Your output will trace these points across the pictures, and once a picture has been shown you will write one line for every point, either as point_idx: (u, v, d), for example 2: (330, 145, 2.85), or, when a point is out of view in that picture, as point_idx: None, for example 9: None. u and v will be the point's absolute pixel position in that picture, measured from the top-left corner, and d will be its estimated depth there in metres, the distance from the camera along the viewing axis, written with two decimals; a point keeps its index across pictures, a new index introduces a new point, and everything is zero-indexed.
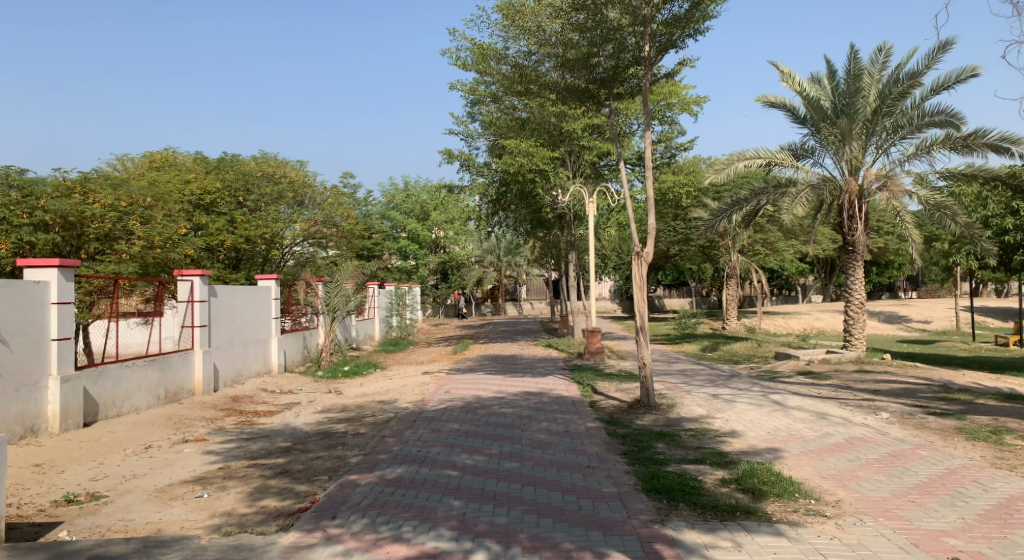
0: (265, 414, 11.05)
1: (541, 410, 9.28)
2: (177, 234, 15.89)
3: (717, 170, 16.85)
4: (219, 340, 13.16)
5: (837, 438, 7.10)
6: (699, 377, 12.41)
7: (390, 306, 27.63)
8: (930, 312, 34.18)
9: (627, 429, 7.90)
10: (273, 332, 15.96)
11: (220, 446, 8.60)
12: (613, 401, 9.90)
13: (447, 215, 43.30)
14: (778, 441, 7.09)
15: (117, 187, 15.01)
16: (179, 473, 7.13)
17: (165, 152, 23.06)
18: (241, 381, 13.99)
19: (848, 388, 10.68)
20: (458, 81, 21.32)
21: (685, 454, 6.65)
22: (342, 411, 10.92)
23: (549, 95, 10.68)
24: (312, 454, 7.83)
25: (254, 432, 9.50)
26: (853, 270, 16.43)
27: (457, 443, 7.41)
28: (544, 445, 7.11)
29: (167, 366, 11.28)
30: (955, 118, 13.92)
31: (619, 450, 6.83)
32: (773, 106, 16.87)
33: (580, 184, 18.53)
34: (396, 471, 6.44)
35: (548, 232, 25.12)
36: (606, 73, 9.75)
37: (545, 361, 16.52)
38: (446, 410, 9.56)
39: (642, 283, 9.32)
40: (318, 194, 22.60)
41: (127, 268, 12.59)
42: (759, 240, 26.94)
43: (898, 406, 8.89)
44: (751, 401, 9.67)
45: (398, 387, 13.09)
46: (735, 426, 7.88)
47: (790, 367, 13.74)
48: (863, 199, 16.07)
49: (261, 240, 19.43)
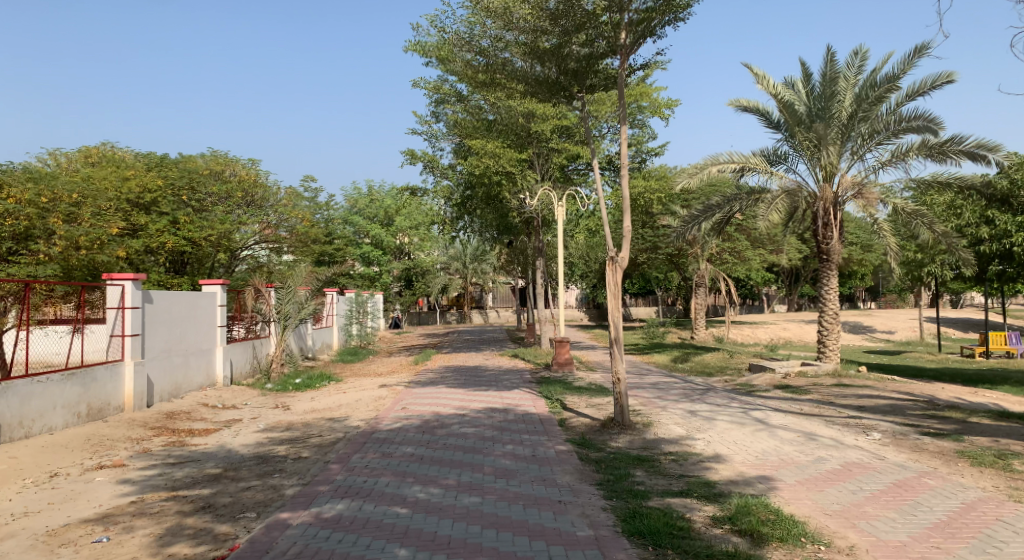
0: (200, 433, 9.93)
1: (506, 429, 8.44)
2: (107, 234, 14.87)
3: (689, 175, 16.34)
4: (154, 349, 11.95)
5: (831, 465, 6.44)
6: (674, 391, 11.72)
7: (349, 313, 26.46)
8: (893, 322, 34.50)
9: (602, 452, 7.11)
10: (218, 341, 14.78)
11: (140, 472, 7.45)
12: (585, 419, 9.10)
13: (412, 220, 42.05)
14: (768, 467, 6.40)
15: (38, 183, 14.62)
16: (80, 509, 6.03)
17: (103, 147, 21.60)
18: (179, 394, 12.79)
19: (831, 404, 10.11)
20: (422, 78, 20.44)
21: (668, 484, 5.88)
22: (286, 430, 9.87)
23: (517, 87, 10.00)
24: (244, 485, 6.81)
25: (183, 455, 8.40)
26: (827, 279, 16.04)
27: (409, 472, 6.50)
28: (508, 475, 6.25)
29: (92, 380, 10.02)
30: (933, 123, 13.71)
31: (593, 480, 6.01)
32: (746, 110, 16.46)
33: (549, 187, 17.83)
34: (336, 508, 5.51)
35: (515, 238, 24.41)
36: (579, 65, 9.16)
37: (512, 372, 15.68)
38: (401, 430, 8.64)
39: (616, 291, 8.58)
40: (272, 195, 21.48)
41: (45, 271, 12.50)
42: (727, 249, 26.56)
43: (888, 425, 8.33)
44: (732, 419, 8.98)
45: (351, 402, 12.09)
46: (719, 450, 7.17)
47: (766, 381, 13.15)
48: (837, 206, 15.70)
49: (209, 243, 18.27)
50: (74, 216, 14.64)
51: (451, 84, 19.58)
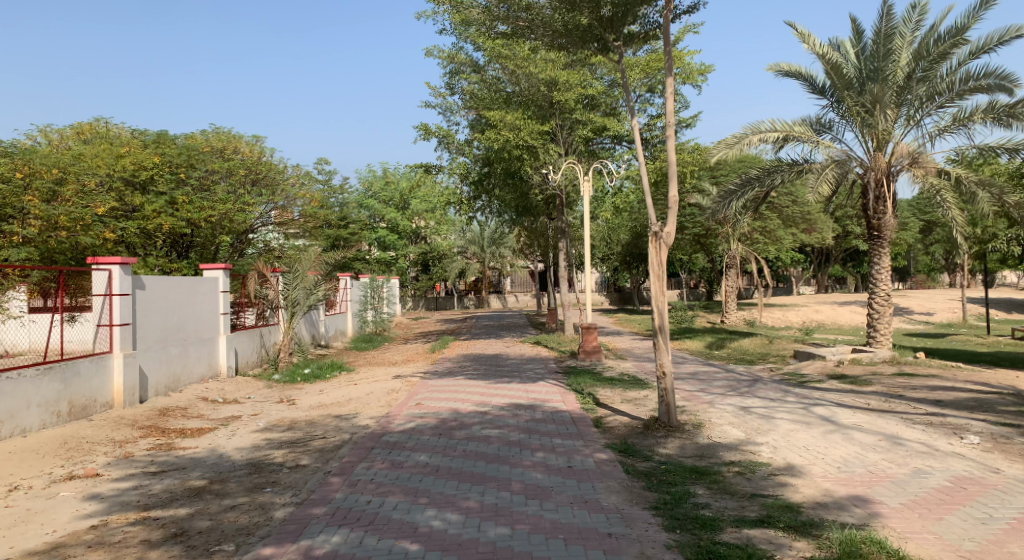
0: (193, 433, 8.96)
1: (534, 432, 7.31)
2: (92, 213, 14.71)
3: (726, 147, 14.93)
4: (149, 339, 11.02)
5: (937, 479, 5.22)
6: (717, 383, 10.52)
7: (363, 298, 25.48)
8: (931, 304, 32.75)
9: (651, 463, 5.97)
10: (221, 330, 13.85)
11: (113, 485, 6.44)
12: (623, 419, 7.94)
13: (428, 204, 41.16)
14: (858, 483, 5.22)
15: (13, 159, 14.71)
16: (28, 538, 5.01)
17: (98, 123, 20.77)
18: (178, 388, 11.89)
19: (902, 398, 8.85)
20: (436, 47, 19.24)
21: (741, 508, 4.73)
22: (287, 430, 8.86)
23: (543, 38, 8.77)
24: (227, 504, 5.77)
25: (168, 462, 7.39)
26: (878, 258, 14.61)
27: (422, 491, 5.39)
28: (541, 495, 5.11)
29: (74, 374, 9.04)
30: (1006, 81, 12.21)
31: (645, 504, 4.88)
32: (787, 75, 15.05)
33: (574, 160, 16.53)
34: (330, 542, 4.43)
35: (534, 219, 23.30)
36: (614, 11, 7.92)
37: (534, 362, 14.56)
38: (415, 433, 7.56)
39: (660, 272, 7.38)
40: (279, 175, 20.58)
41: (16, 254, 12.80)
42: (759, 228, 25.08)
43: (983, 424, 7.08)
44: (793, 418, 7.79)
45: (361, 396, 11.07)
46: (789, 459, 6.01)
47: (817, 369, 11.88)
48: (890, 177, 14.24)
49: (209, 224, 17.28)
50: (56, 195, 14.63)
51: (467, 53, 18.71)
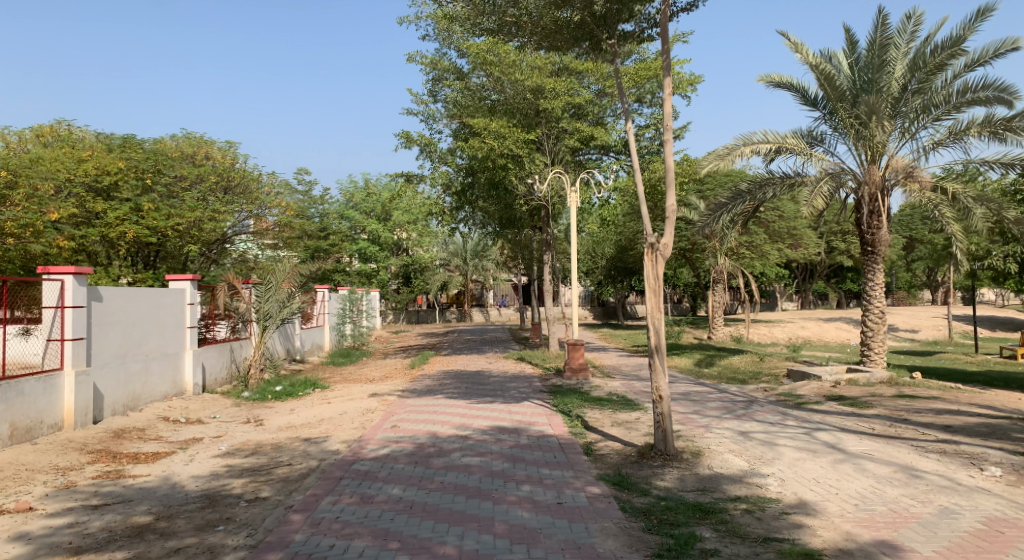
0: (148, 459, 8.21)
1: (520, 460, 6.70)
2: (45, 219, 13.99)
3: (717, 158, 14.54)
4: (105, 354, 10.25)
5: (968, 520, 4.70)
6: (711, 405, 9.98)
7: (342, 312, 24.68)
8: (915, 321, 32.67)
9: (649, 498, 5.40)
10: (187, 345, 13.07)
11: (45, 522, 5.70)
12: (616, 445, 7.36)
13: (410, 215, 40.48)
14: (882, 524, 4.68)
15: None
16: None
17: (61, 126, 19.99)
18: (138, 407, 11.11)
19: (907, 422, 8.37)
20: (419, 53, 18.82)
21: (755, 556, 4.16)
22: (251, 456, 8.13)
23: (531, 36, 8.28)
24: (171, 545, 5.07)
25: (114, 493, 6.66)
26: (872, 274, 14.22)
27: (392, 533, 4.75)
28: (528, 539, 4.50)
29: (17, 395, 8.25)
30: (1005, 93, 11.96)
31: (647, 549, 4.30)
32: (779, 86, 14.73)
33: (561, 171, 16.01)
34: None
35: (519, 231, 22.76)
36: (608, 7, 7.46)
37: (518, 379, 13.95)
38: (389, 461, 6.91)
39: (656, 287, 6.82)
40: (253, 183, 19.91)
41: None
42: (745, 242, 24.82)
43: (1000, 453, 6.60)
44: (797, 445, 7.26)
45: (334, 416, 10.38)
46: (800, 494, 5.46)
47: (813, 390, 11.40)
48: (885, 193, 13.92)
49: (176, 233, 16.54)
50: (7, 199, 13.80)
51: (450, 59, 18.32)
